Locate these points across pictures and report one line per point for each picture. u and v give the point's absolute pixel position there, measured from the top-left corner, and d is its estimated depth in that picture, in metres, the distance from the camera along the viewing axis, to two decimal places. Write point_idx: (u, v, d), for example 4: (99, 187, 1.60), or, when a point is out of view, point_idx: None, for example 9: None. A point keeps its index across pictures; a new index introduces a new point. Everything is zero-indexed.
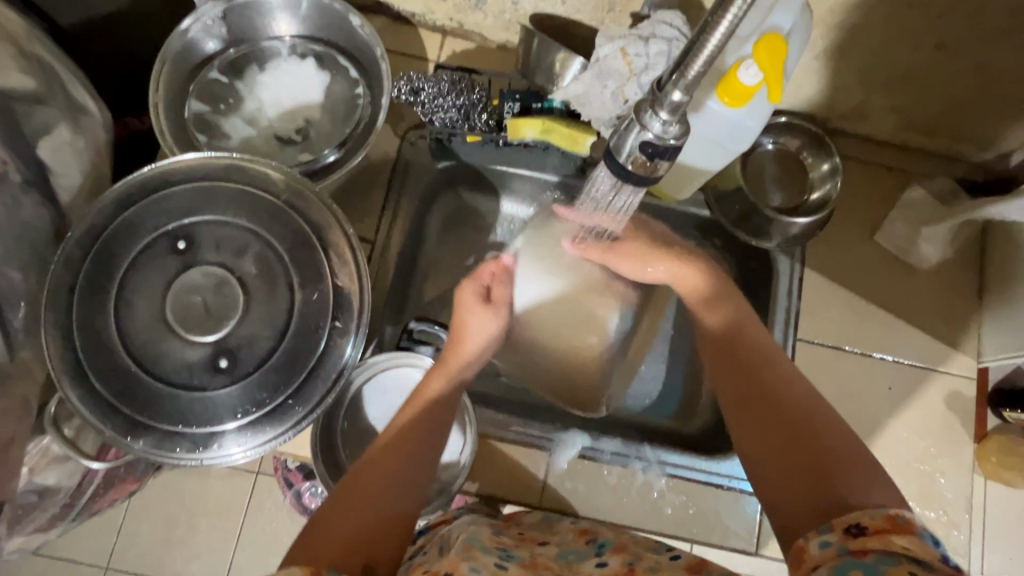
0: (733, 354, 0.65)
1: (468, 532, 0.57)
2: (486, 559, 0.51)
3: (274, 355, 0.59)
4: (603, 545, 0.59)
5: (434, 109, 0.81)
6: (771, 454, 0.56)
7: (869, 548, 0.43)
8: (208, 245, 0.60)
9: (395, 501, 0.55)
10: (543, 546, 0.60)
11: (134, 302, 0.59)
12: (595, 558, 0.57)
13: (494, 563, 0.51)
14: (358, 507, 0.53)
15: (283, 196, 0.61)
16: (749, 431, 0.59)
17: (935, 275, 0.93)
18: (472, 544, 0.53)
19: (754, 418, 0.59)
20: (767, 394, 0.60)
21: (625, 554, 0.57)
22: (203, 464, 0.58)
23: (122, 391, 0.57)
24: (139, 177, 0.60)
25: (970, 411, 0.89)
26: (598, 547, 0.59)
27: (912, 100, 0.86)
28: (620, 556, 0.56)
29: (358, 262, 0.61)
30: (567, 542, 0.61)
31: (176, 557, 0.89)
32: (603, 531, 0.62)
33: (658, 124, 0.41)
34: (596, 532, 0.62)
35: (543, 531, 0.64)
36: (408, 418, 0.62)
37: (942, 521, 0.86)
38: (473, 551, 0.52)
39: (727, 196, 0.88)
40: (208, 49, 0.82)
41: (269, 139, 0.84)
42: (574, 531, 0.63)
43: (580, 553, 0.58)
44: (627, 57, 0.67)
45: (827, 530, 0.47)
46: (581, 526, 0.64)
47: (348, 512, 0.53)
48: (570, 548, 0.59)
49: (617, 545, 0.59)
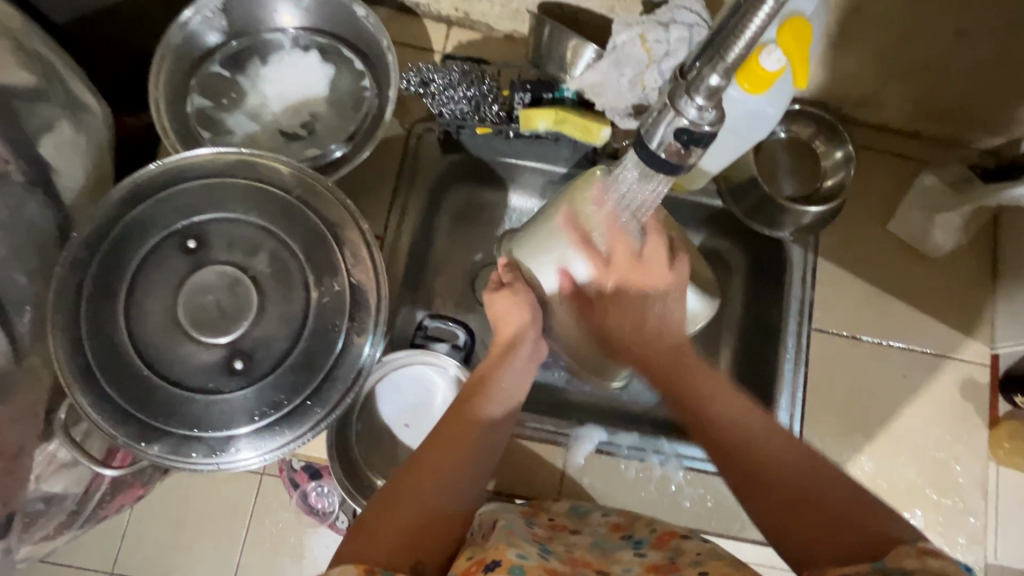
0: (676, 382, 0.62)
1: (506, 517, 0.56)
2: (528, 547, 0.50)
3: (291, 356, 0.57)
4: (640, 543, 0.58)
5: (444, 100, 0.78)
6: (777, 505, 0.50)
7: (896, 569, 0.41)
8: (219, 243, 0.59)
9: (453, 496, 0.51)
10: (574, 535, 0.60)
11: (145, 304, 0.57)
12: (633, 552, 0.56)
13: (537, 554, 0.50)
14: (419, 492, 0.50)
15: (295, 192, 0.59)
16: (757, 491, 0.52)
17: (948, 262, 0.92)
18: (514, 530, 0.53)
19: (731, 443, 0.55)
20: (748, 436, 0.55)
21: (665, 549, 0.56)
22: (220, 469, 0.56)
23: (135, 396, 0.55)
24: (146, 175, 0.58)
25: (983, 397, 0.89)
26: (635, 542, 0.58)
27: (926, 86, 0.85)
28: (659, 552, 0.55)
29: (374, 258, 0.59)
30: (600, 534, 0.60)
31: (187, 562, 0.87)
32: (637, 526, 0.61)
33: (693, 110, 0.39)
34: (630, 528, 0.61)
35: (574, 520, 0.64)
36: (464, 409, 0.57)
37: (959, 509, 0.86)
38: (516, 538, 0.51)
39: (740, 186, 0.87)
40: (208, 42, 0.80)
41: (274, 135, 0.82)
42: (606, 525, 0.62)
43: (615, 546, 0.58)
44: (646, 44, 0.65)
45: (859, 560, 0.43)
46: (613, 520, 0.63)
47: (407, 502, 0.49)
48: (600, 539, 0.59)
49: (654, 541, 0.58)
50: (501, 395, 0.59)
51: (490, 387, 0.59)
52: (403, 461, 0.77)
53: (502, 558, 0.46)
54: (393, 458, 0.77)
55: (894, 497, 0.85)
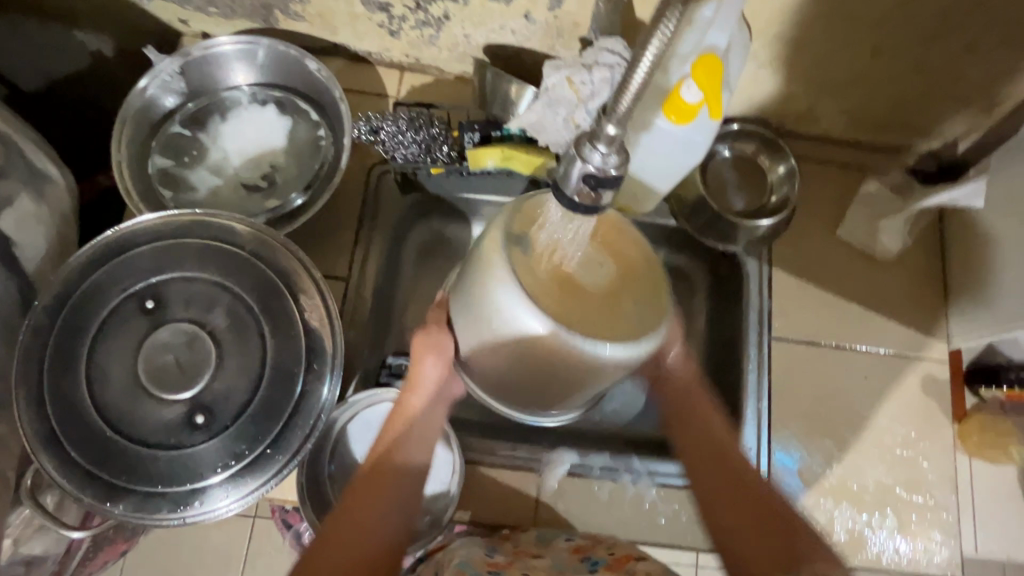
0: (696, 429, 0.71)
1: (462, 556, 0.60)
2: None
3: (250, 406, 0.59)
4: (596, 562, 0.60)
5: (396, 146, 0.82)
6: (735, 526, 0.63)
7: None
8: (177, 302, 0.61)
9: (375, 544, 0.59)
10: (536, 560, 0.62)
11: (105, 367, 0.59)
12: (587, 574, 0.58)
13: None
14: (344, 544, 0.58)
15: (249, 248, 0.62)
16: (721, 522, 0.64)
17: (899, 264, 0.95)
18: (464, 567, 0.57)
19: (714, 471, 0.67)
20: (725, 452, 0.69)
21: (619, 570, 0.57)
22: (186, 523, 0.57)
23: (99, 457, 0.57)
24: (102, 241, 0.60)
25: (946, 393, 0.91)
26: (591, 563, 0.60)
27: (859, 100, 0.89)
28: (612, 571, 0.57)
29: (328, 305, 0.61)
30: (561, 558, 0.62)
31: None
32: (597, 549, 0.63)
33: (597, 156, 0.42)
34: (590, 550, 0.63)
35: (538, 546, 0.66)
36: (375, 458, 0.64)
37: (931, 505, 0.87)
38: None
39: (691, 204, 0.90)
40: (167, 105, 0.84)
41: (236, 187, 0.84)
42: (568, 548, 0.64)
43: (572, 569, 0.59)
44: (574, 85, 0.69)
45: None
46: (576, 544, 0.64)
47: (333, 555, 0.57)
48: (562, 563, 0.60)
49: (611, 562, 0.60)
50: (407, 440, 0.66)
51: (388, 437, 0.65)
52: None
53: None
54: None
55: (867, 498, 0.87)
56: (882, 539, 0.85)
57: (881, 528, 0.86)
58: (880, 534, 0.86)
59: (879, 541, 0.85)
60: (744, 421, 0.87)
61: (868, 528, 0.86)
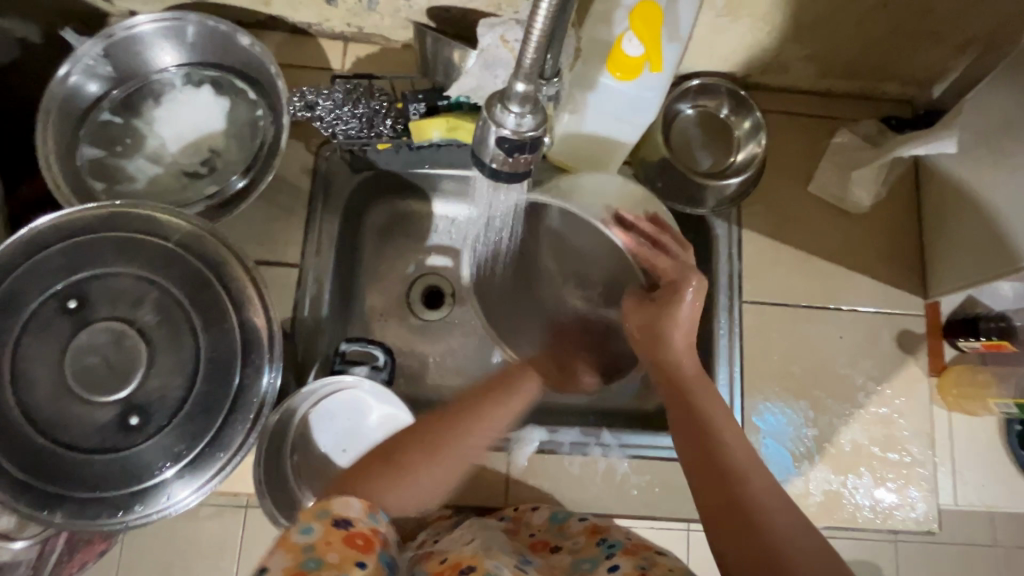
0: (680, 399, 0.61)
1: (489, 538, 0.61)
2: (507, 559, 0.56)
3: (188, 403, 0.57)
4: (614, 546, 0.61)
5: (334, 122, 0.77)
6: (729, 533, 0.50)
7: None
8: (100, 300, 0.58)
9: (439, 475, 0.58)
10: (554, 554, 0.64)
11: (29, 373, 0.56)
12: (607, 563, 0.59)
13: (513, 564, 0.56)
14: (421, 458, 0.57)
15: (175, 239, 0.59)
16: (710, 523, 0.52)
17: (872, 216, 0.92)
18: (492, 546, 0.58)
19: (717, 487, 0.53)
20: (716, 430, 0.57)
21: (637, 557, 0.58)
22: (131, 525, 0.56)
23: (32, 466, 0.55)
24: (15, 241, 0.57)
25: (924, 348, 0.89)
26: (608, 548, 0.61)
27: (824, 47, 0.84)
28: (631, 558, 0.58)
29: (262, 295, 0.59)
30: (579, 547, 0.64)
31: None
32: (613, 531, 0.64)
33: (511, 118, 0.40)
34: (606, 532, 0.64)
35: (555, 534, 0.68)
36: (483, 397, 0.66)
37: (907, 462, 0.86)
38: (495, 552, 0.57)
39: (655, 167, 0.86)
40: (93, 92, 0.78)
41: (176, 175, 0.80)
42: (584, 532, 0.66)
43: (592, 559, 0.61)
44: (508, 43, 0.67)
45: None
46: (591, 525, 0.66)
47: (404, 462, 0.56)
48: (582, 554, 0.62)
49: (628, 547, 0.61)
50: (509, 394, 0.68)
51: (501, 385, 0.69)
52: None
53: (477, 565, 0.52)
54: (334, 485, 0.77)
55: (843, 458, 0.86)
56: (859, 497, 0.85)
57: (858, 487, 0.85)
58: (857, 494, 0.85)
59: (856, 499, 0.85)
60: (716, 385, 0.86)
61: (845, 488, 0.85)
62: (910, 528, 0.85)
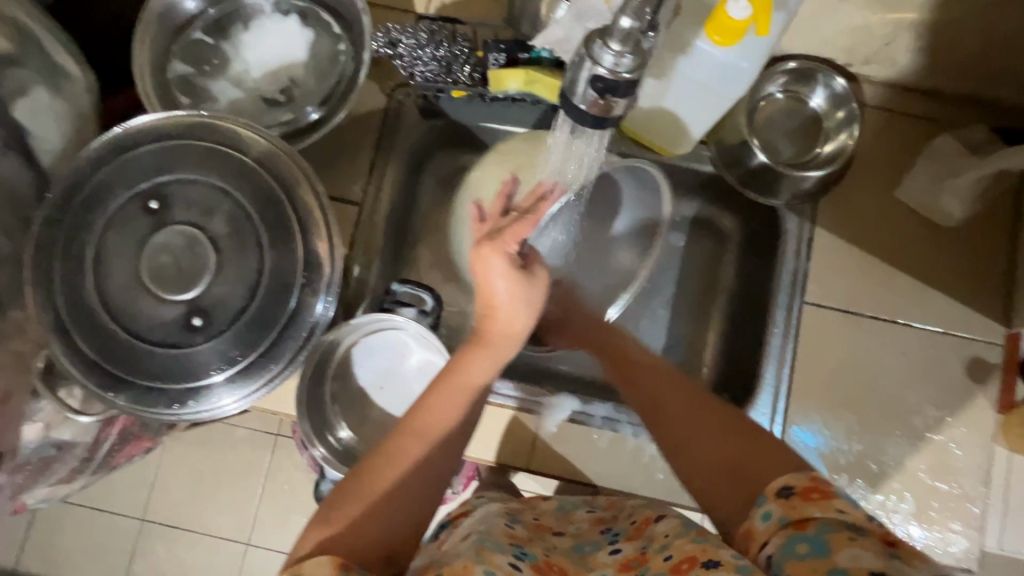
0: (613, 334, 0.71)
1: (480, 531, 0.56)
2: (499, 559, 0.50)
3: (245, 313, 0.60)
4: (617, 534, 0.58)
5: (413, 62, 0.78)
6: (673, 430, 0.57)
7: (812, 520, 0.43)
8: (179, 205, 0.60)
9: (425, 483, 0.52)
10: (556, 538, 0.60)
11: (109, 263, 0.60)
12: (609, 546, 0.56)
13: (508, 563, 0.49)
14: (389, 473, 0.51)
15: (252, 154, 0.60)
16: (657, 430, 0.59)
17: (961, 232, 0.85)
18: (485, 543, 0.52)
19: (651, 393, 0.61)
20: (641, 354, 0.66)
21: (639, 540, 0.54)
22: (185, 419, 0.60)
23: (102, 349, 0.59)
24: (110, 138, 0.60)
25: (994, 379, 0.83)
26: (612, 536, 0.58)
27: (940, 37, 0.77)
28: (634, 543, 0.54)
29: (327, 222, 0.60)
30: (581, 534, 0.61)
31: (200, 511, 0.93)
32: (618, 519, 0.60)
33: (609, 56, 0.39)
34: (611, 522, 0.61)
35: (556, 519, 0.64)
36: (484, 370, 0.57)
37: (955, 495, 0.81)
38: (486, 551, 0.50)
39: (731, 150, 0.82)
40: (189, 9, 0.80)
41: (255, 101, 0.82)
42: (588, 521, 0.63)
43: (594, 545, 0.58)
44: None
45: (766, 503, 0.47)
46: (598, 515, 0.63)
47: (378, 505, 0.50)
48: (584, 540, 0.59)
49: (631, 532, 0.57)
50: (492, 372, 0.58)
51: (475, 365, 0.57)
52: (376, 421, 0.80)
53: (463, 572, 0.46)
54: (367, 418, 0.80)
55: (885, 478, 0.82)
56: (895, 522, 0.81)
57: (896, 511, 0.81)
58: (894, 517, 0.81)
59: (892, 523, 0.81)
60: (761, 386, 0.82)
61: (882, 510, 0.81)
62: (946, 563, 0.80)
